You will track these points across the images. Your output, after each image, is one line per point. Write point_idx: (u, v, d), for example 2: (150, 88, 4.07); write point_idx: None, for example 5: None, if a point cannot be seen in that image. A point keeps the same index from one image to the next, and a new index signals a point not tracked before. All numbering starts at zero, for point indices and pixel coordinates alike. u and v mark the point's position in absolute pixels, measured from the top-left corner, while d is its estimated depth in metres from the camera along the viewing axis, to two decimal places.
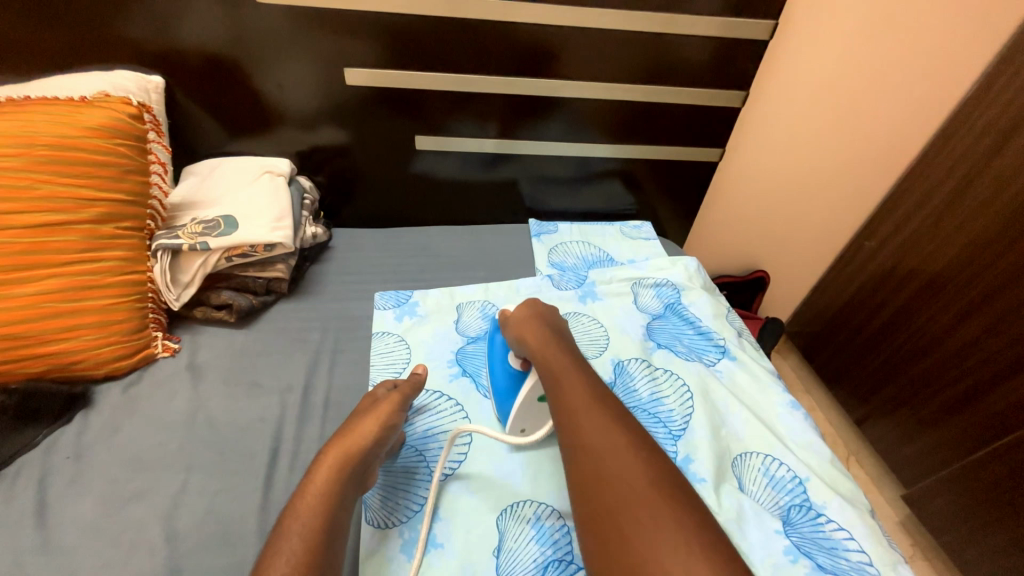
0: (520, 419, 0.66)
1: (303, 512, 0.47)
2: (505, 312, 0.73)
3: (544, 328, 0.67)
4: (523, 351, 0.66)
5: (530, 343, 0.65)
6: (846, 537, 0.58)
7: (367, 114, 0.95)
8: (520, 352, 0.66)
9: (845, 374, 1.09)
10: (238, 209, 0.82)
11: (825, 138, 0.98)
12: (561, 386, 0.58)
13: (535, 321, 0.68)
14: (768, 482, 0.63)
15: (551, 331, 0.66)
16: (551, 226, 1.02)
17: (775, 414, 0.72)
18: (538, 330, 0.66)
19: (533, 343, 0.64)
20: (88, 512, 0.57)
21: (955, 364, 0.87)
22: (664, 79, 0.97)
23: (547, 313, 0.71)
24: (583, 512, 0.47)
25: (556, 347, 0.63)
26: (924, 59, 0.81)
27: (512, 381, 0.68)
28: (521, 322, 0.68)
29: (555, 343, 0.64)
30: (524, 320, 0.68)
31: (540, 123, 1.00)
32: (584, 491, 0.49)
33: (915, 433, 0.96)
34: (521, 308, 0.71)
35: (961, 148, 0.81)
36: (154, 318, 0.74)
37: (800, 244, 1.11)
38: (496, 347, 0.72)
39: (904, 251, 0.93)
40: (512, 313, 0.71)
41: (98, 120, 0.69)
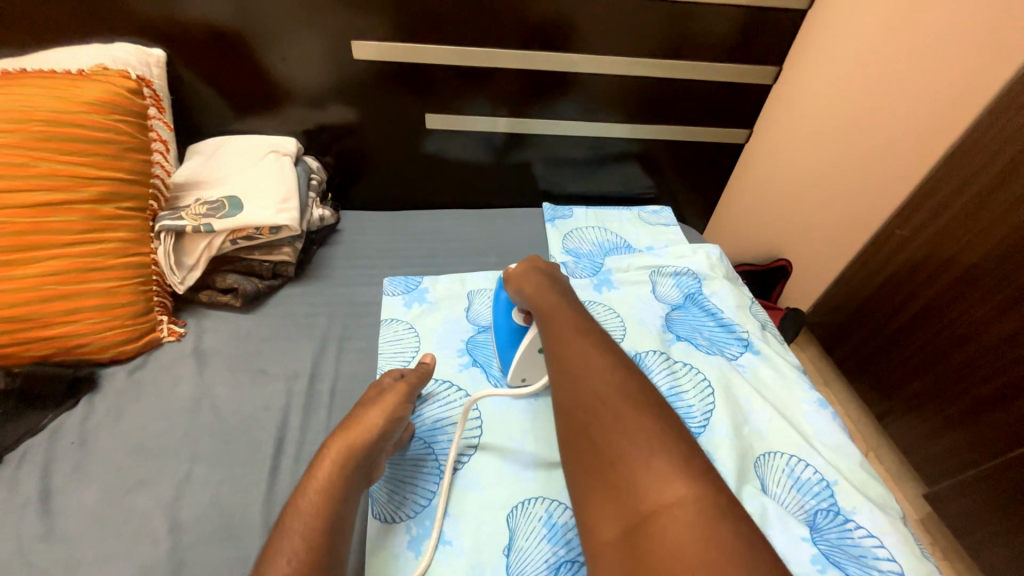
0: (522, 369, 0.67)
1: (306, 508, 0.46)
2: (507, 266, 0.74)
3: (541, 278, 0.67)
4: (520, 300, 0.67)
5: (527, 292, 0.66)
6: (875, 544, 0.55)
7: (374, 91, 0.90)
8: (519, 303, 0.68)
9: (870, 369, 1.05)
10: (243, 190, 0.79)
11: (863, 118, 0.90)
12: (552, 328, 0.59)
13: (532, 271, 0.68)
14: (793, 484, 0.60)
15: (547, 280, 0.67)
16: (565, 210, 0.98)
17: (801, 412, 0.68)
18: (535, 280, 0.67)
19: (528, 289, 0.66)
20: (93, 499, 0.56)
21: (988, 362, 0.83)
22: (690, 54, 0.91)
23: (545, 264, 0.71)
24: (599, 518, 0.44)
25: (550, 293, 0.64)
26: (975, 28, 0.73)
27: (514, 334, 0.69)
28: (518, 273, 0.69)
29: (550, 290, 0.65)
30: (522, 271, 0.69)
31: (555, 101, 0.94)
32: (570, 436, 0.50)
33: (941, 433, 0.92)
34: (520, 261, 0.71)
35: (1008, 130, 0.74)
36: (159, 302, 0.72)
37: (828, 232, 1.05)
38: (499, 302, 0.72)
39: (939, 241, 0.87)
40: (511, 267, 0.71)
41: (95, 94, 0.67)
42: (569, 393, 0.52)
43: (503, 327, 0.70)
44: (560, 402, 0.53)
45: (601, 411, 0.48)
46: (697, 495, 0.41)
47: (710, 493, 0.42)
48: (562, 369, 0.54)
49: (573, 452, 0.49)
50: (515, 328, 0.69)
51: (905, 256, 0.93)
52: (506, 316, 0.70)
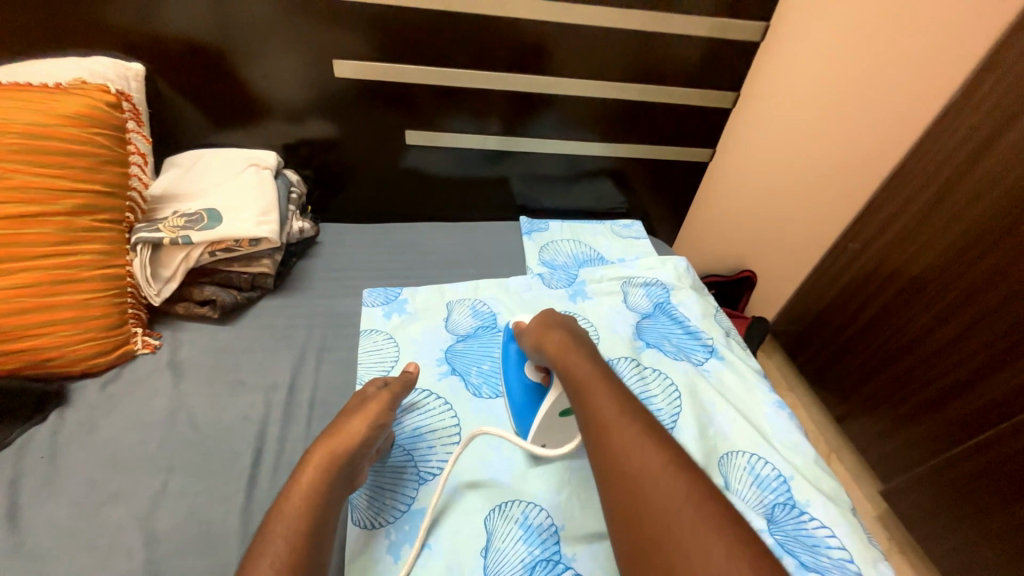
0: (543, 433, 0.64)
1: (289, 513, 0.46)
2: (520, 319, 0.71)
3: (563, 332, 0.63)
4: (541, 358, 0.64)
5: (551, 351, 0.62)
6: (827, 534, 0.59)
7: (356, 108, 0.93)
8: (542, 360, 0.64)
9: (828, 373, 1.12)
10: (222, 202, 0.80)
11: (815, 140, 0.98)
12: (583, 393, 0.54)
13: (553, 326, 0.65)
14: (753, 480, 0.64)
15: (572, 339, 0.62)
16: (542, 224, 1.02)
17: (761, 414, 0.73)
18: (558, 335, 0.63)
19: (554, 352, 0.61)
20: (64, 514, 0.55)
21: (931, 364, 0.90)
22: (656, 78, 0.97)
23: (565, 318, 0.68)
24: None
25: (577, 354, 0.59)
26: (907, 62, 0.82)
27: (531, 394, 0.66)
28: (539, 330, 0.65)
29: (578, 351, 0.60)
30: (545, 330, 0.65)
31: (532, 120, 0.99)
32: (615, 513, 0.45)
33: (892, 431, 0.98)
34: (538, 316, 0.68)
35: (944, 151, 0.82)
36: (133, 314, 0.72)
37: (787, 245, 1.12)
38: (509, 354, 0.71)
39: (886, 253, 0.95)
40: (529, 322, 0.68)
41: (73, 107, 0.67)
42: (607, 465, 0.47)
43: (516, 382, 0.68)
44: (601, 480, 0.47)
45: (648, 485, 0.44)
46: None
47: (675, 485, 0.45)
48: (597, 438, 0.49)
49: (628, 545, 0.42)
50: (532, 387, 0.67)
51: (857, 267, 1.01)
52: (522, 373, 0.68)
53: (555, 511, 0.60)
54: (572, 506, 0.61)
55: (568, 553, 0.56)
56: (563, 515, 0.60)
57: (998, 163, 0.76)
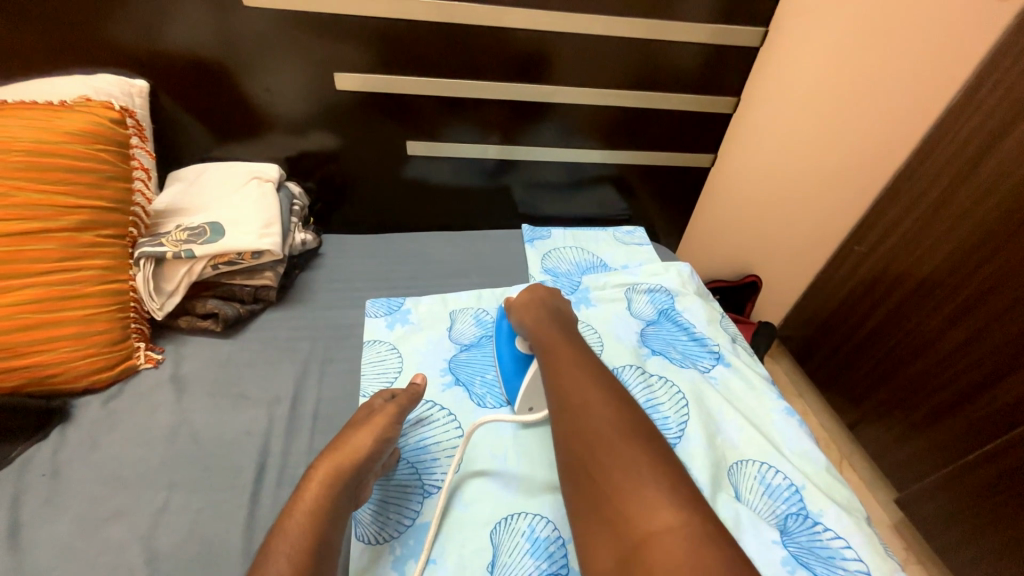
0: (529, 397, 0.69)
1: (292, 531, 0.46)
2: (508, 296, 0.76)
3: (542, 312, 0.69)
4: (522, 333, 0.69)
5: (528, 325, 0.68)
6: (843, 545, 0.58)
7: (358, 119, 0.93)
8: (521, 333, 0.70)
9: (838, 379, 1.10)
10: (225, 215, 0.80)
11: (818, 144, 0.98)
12: (557, 367, 0.61)
13: (535, 304, 0.71)
14: (764, 490, 0.63)
15: (550, 314, 0.69)
16: (544, 232, 1.01)
17: (771, 421, 0.71)
18: (536, 312, 0.70)
19: (531, 324, 0.68)
20: (64, 532, 0.55)
21: (944, 367, 0.88)
22: (656, 84, 0.97)
23: (549, 294, 0.74)
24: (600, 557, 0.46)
25: (551, 327, 0.67)
26: (909, 64, 0.82)
27: (518, 362, 0.70)
28: (521, 305, 0.71)
29: (551, 325, 0.67)
30: (526, 303, 0.71)
31: (533, 128, 0.99)
32: (573, 476, 0.52)
33: (906, 436, 0.97)
34: (523, 293, 0.73)
35: (947, 153, 0.83)
36: (137, 328, 0.72)
37: (793, 249, 1.12)
38: (502, 330, 0.74)
39: (893, 254, 0.94)
40: (516, 297, 0.73)
41: (78, 125, 0.68)
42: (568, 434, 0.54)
43: (508, 355, 0.71)
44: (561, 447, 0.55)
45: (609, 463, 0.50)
46: None
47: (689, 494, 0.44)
48: (565, 407, 0.56)
49: (584, 499, 0.50)
50: (519, 357, 0.70)
51: (864, 271, 1.00)
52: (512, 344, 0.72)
53: (562, 523, 0.59)
54: None
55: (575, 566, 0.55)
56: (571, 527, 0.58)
57: (1003, 163, 0.75)
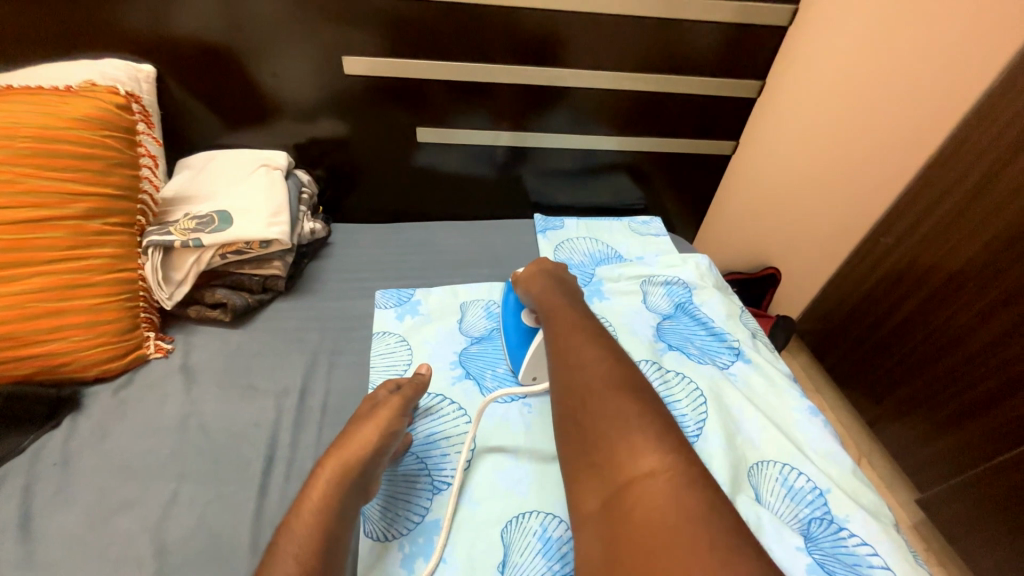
0: (533, 368, 0.69)
1: (299, 530, 0.45)
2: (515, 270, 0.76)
3: (548, 280, 0.69)
4: (527, 302, 0.70)
5: (534, 294, 0.68)
6: (869, 552, 0.55)
7: (366, 105, 0.91)
8: (528, 307, 0.70)
9: (860, 376, 1.06)
10: (233, 204, 0.78)
11: (844, 130, 0.93)
12: (561, 343, 0.58)
13: (541, 273, 0.70)
14: (786, 493, 0.60)
15: (554, 283, 0.69)
16: (557, 222, 0.99)
17: (793, 421, 0.69)
18: (541, 279, 0.69)
19: (535, 291, 0.68)
20: (74, 523, 0.55)
21: (977, 366, 0.84)
22: (676, 67, 0.92)
23: (556, 267, 0.73)
24: (587, 502, 0.45)
25: (555, 293, 0.66)
26: (941, 47, 0.77)
27: (523, 336, 0.70)
28: (526, 274, 0.71)
29: (556, 292, 0.67)
30: (530, 273, 0.71)
31: (547, 114, 0.96)
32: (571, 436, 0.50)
33: (930, 437, 0.93)
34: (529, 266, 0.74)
35: (987, 140, 0.77)
36: (146, 318, 0.71)
37: (816, 240, 1.07)
38: (509, 305, 0.74)
39: (923, 247, 0.90)
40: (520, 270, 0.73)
41: (83, 110, 0.66)
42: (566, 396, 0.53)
43: (514, 333, 0.71)
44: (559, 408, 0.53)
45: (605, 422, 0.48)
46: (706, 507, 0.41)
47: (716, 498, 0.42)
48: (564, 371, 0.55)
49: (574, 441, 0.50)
50: (525, 331, 0.70)
51: (891, 263, 0.96)
52: (518, 315, 0.72)
53: None
54: None
55: None
56: None
57: None
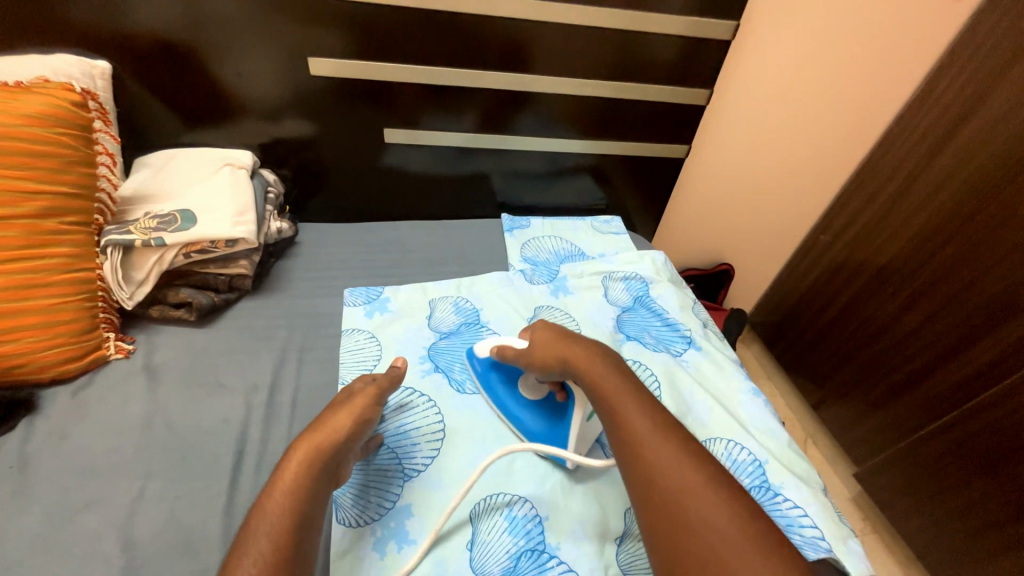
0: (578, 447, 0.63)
1: (271, 511, 0.46)
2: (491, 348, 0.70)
3: (588, 347, 0.61)
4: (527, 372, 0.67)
5: (580, 364, 0.59)
6: (800, 513, 0.61)
7: (334, 106, 0.92)
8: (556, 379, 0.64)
9: (803, 362, 1.16)
10: (197, 203, 0.78)
11: (785, 136, 1.02)
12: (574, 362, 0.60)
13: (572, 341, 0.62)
14: (730, 465, 0.66)
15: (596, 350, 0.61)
16: (523, 221, 1.03)
17: (738, 401, 0.75)
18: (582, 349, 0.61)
19: (578, 361, 0.60)
20: (34, 524, 0.54)
21: (901, 348, 0.93)
22: (632, 75, 0.98)
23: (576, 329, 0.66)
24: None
25: (606, 367, 0.58)
26: (868, 61, 0.87)
27: (548, 418, 0.66)
28: (550, 338, 0.64)
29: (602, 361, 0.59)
30: (561, 343, 0.63)
31: (513, 117, 0.99)
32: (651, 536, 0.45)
33: (864, 415, 1.02)
34: (551, 329, 0.65)
35: (905, 146, 0.88)
36: (105, 318, 0.70)
37: (763, 238, 1.16)
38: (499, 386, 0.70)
39: (856, 243, 0.99)
40: (541, 334, 0.65)
41: (35, 106, 0.65)
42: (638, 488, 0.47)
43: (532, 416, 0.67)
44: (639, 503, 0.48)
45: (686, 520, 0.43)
46: (672, 472, 0.46)
47: (671, 459, 0.47)
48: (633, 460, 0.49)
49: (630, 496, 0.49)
50: (531, 402, 0.68)
51: (828, 258, 1.05)
52: (515, 384, 0.70)
53: (539, 502, 0.61)
54: (556, 497, 0.62)
55: (553, 542, 0.58)
56: (547, 506, 0.61)
57: (959, 153, 0.80)
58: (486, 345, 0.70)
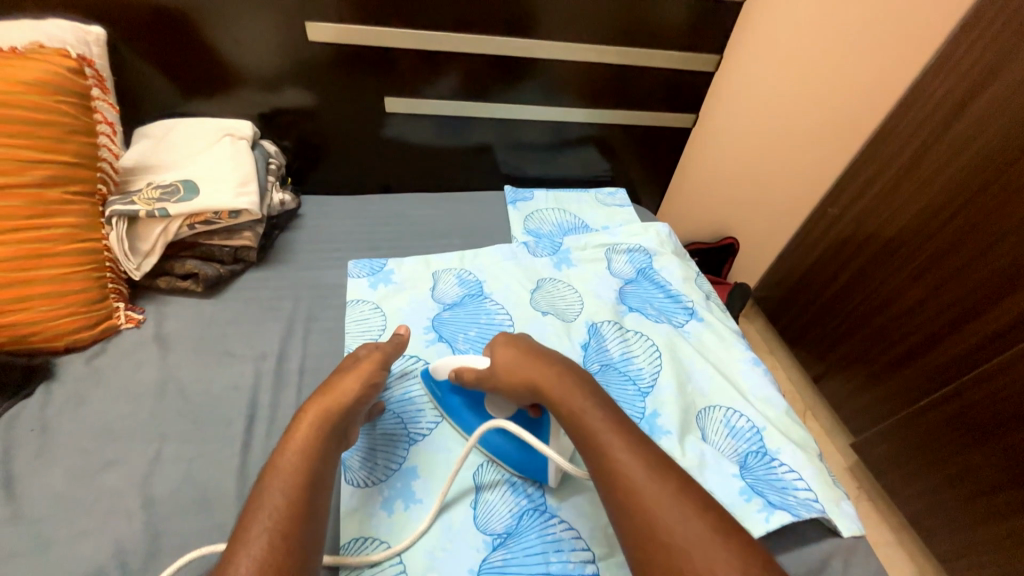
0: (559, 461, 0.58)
1: (285, 468, 0.48)
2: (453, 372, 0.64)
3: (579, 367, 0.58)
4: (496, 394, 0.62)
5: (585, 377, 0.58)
6: (795, 477, 0.62)
7: (333, 74, 0.90)
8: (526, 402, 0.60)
9: (806, 336, 1.16)
10: (199, 173, 0.78)
11: (797, 104, 0.99)
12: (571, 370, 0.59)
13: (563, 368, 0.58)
14: (728, 432, 0.67)
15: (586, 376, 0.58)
16: (526, 193, 1.02)
17: (738, 370, 0.76)
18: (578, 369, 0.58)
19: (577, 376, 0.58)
20: (58, 483, 0.56)
21: (905, 320, 0.93)
22: (639, 41, 0.94)
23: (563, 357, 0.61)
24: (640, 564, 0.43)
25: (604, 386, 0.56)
26: (884, 23, 0.84)
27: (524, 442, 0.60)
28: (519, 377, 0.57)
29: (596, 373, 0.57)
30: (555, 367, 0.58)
31: (515, 86, 0.97)
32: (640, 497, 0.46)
33: (864, 387, 1.03)
34: (527, 358, 0.60)
35: (921, 115, 0.84)
36: (114, 288, 0.71)
37: (770, 210, 1.15)
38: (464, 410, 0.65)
39: (863, 218, 0.98)
40: (514, 363, 0.60)
41: (32, 73, 0.64)
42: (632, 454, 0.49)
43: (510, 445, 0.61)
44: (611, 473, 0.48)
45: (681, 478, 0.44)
46: None
47: None
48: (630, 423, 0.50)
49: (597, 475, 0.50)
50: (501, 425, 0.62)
51: (836, 231, 1.04)
52: (481, 404, 0.64)
53: None
54: None
55: (554, 503, 0.59)
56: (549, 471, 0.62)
57: (975, 123, 0.78)
58: (445, 368, 0.64)
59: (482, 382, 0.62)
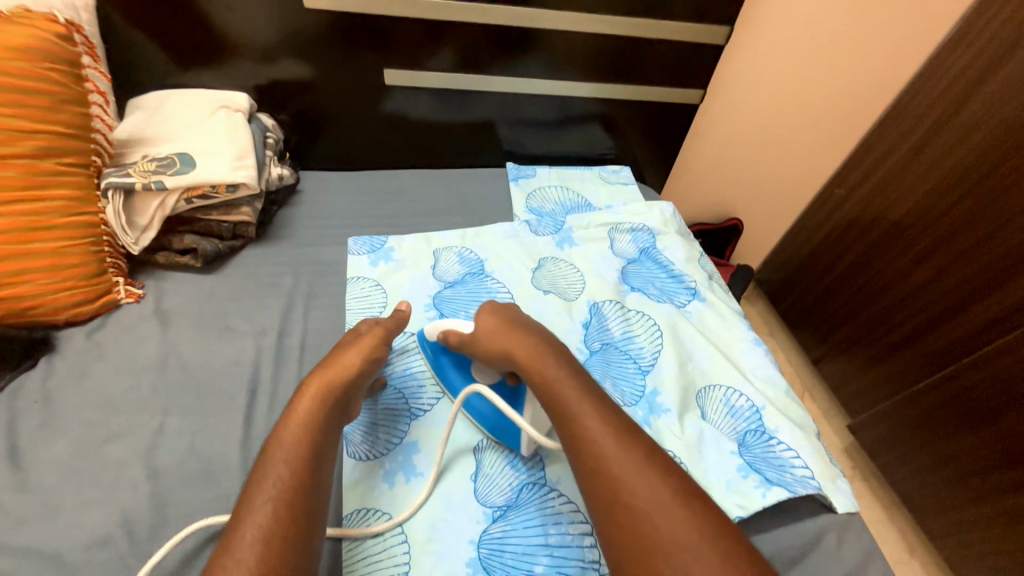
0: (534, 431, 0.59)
1: (287, 441, 0.48)
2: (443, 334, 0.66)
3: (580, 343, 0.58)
4: (480, 360, 0.63)
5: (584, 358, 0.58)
6: (793, 455, 0.63)
7: (330, 44, 0.87)
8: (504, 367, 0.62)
9: (807, 318, 1.16)
10: (195, 145, 0.76)
11: (809, 80, 0.96)
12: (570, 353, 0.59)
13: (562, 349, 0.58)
14: (728, 411, 0.68)
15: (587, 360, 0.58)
16: (529, 170, 1.00)
17: (739, 350, 0.76)
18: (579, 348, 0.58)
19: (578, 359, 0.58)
20: (63, 453, 0.57)
21: (908, 303, 0.93)
22: (647, 12, 0.91)
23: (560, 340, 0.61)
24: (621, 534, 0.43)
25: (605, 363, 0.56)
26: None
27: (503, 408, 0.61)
28: (518, 354, 0.57)
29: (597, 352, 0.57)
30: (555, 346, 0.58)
31: (519, 59, 0.94)
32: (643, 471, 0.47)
33: (863, 369, 1.04)
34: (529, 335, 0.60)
35: (936, 92, 0.82)
36: (113, 263, 0.71)
37: (777, 190, 1.13)
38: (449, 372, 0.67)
39: (870, 199, 0.96)
40: (514, 339, 0.59)
41: (20, 38, 0.62)
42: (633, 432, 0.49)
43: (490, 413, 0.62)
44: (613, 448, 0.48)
45: None
46: None
47: None
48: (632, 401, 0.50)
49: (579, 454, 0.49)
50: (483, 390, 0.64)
51: (843, 212, 1.02)
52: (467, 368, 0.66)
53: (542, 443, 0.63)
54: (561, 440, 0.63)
55: (553, 477, 0.60)
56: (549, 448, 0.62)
57: (990, 101, 0.75)
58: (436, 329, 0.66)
59: (483, 358, 0.62)
